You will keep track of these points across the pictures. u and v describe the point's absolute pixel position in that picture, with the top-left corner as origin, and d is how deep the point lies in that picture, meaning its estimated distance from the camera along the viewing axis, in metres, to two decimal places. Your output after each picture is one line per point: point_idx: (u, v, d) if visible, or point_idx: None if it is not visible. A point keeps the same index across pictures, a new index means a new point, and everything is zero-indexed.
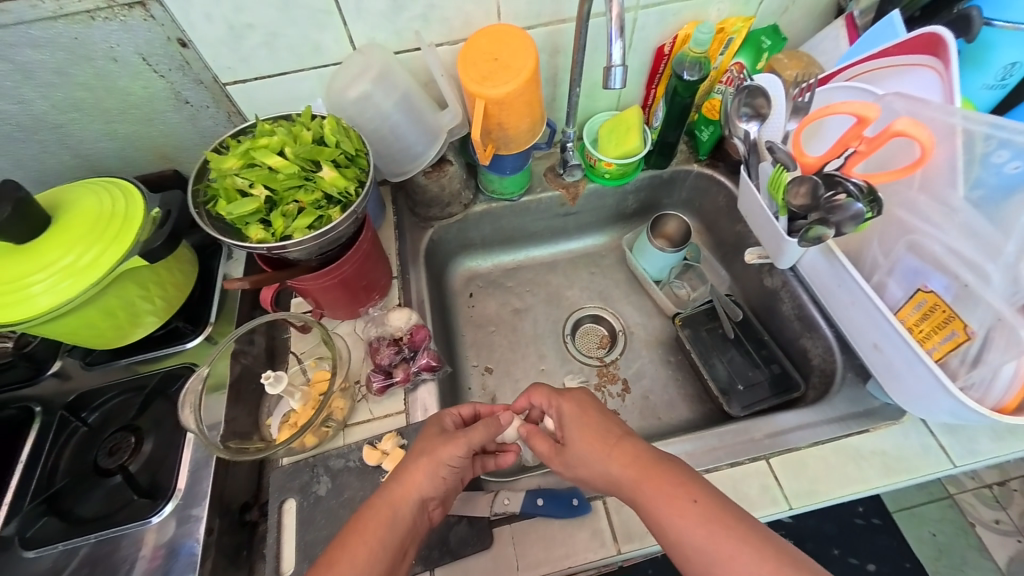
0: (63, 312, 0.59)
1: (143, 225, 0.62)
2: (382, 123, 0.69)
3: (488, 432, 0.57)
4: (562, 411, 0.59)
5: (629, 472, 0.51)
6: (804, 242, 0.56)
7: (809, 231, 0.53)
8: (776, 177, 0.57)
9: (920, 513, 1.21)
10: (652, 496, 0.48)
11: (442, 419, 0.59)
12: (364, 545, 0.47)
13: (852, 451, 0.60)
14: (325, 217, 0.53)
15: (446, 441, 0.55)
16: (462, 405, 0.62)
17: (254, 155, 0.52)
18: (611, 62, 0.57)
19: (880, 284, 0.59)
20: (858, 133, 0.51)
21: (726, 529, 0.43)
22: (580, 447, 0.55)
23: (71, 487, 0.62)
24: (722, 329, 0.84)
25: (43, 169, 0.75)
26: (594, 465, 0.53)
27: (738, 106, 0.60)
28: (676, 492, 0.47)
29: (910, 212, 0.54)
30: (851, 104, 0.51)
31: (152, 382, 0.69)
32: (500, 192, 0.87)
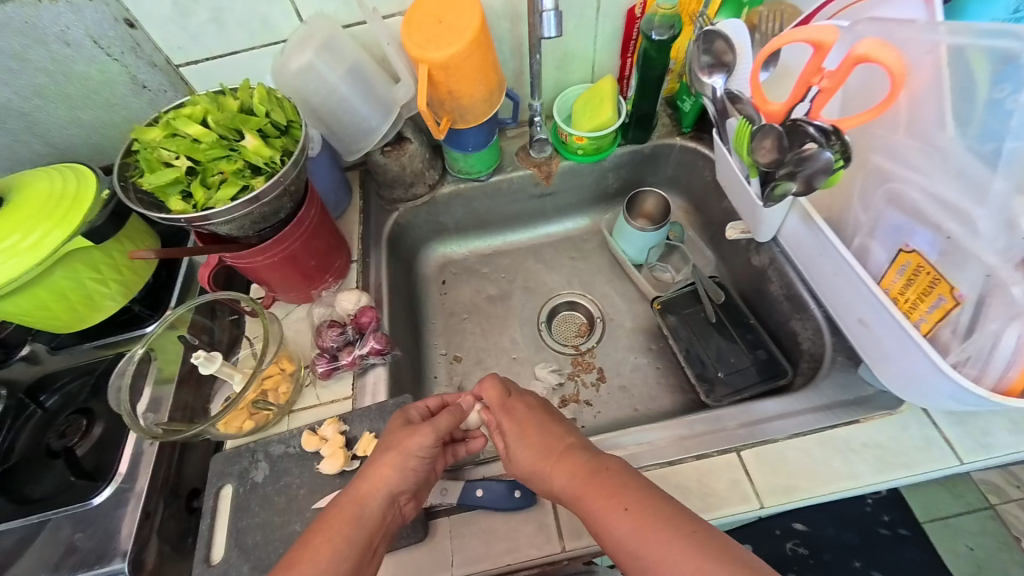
0: (10, 290, 0.58)
1: (92, 207, 0.62)
2: (330, 96, 0.66)
3: (455, 419, 0.54)
4: (503, 424, 0.55)
5: (569, 484, 0.46)
6: (769, 201, 0.50)
7: (776, 187, 0.48)
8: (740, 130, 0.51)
9: (954, 524, 1.08)
10: (590, 507, 0.44)
11: (407, 411, 0.56)
12: (326, 539, 0.44)
13: (839, 443, 0.53)
14: (250, 187, 0.51)
15: (413, 432, 0.51)
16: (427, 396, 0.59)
17: (175, 125, 0.51)
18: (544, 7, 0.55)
19: (862, 248, 0.53)
20: (819, 66, 0.43)
21: (665, 534, 0.39)
22: (522, 459, 0.51)
23: (23, 468, 0.62)
24: (703, 312, 0.77)
25: (18, 160, 0.76)
26: (538, 478, 0.49)
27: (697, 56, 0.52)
28: (612, 498, 0.43)
29: (888, 157, 0.48)
30: (807, 31, 0.43)
31: (102, 366, 0.70)
32: (467, 171, 0.83)
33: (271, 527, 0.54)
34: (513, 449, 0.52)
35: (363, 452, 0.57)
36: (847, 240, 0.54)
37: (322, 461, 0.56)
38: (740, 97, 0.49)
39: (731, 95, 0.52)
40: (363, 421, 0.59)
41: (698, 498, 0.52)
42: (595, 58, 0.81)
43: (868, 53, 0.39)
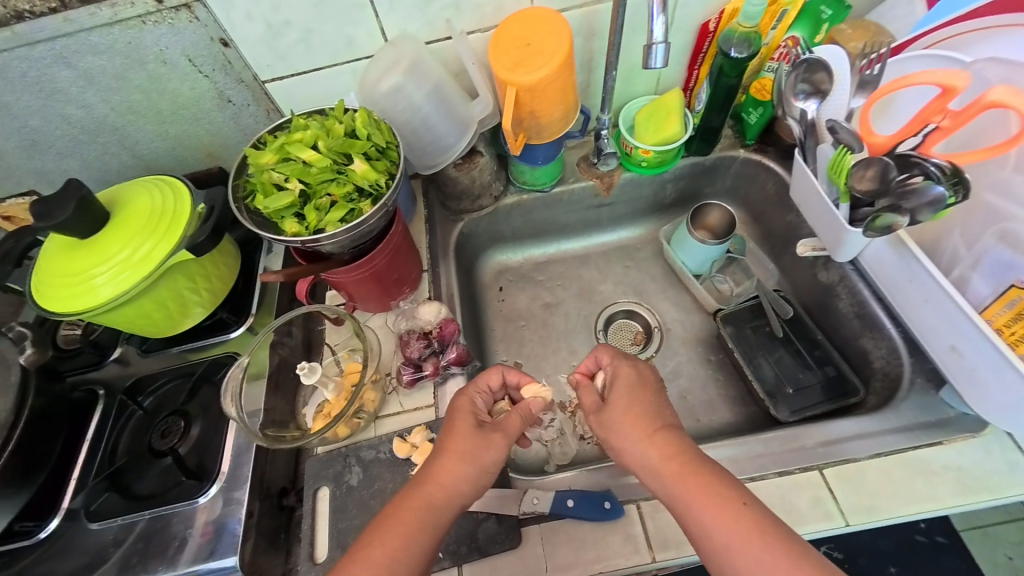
0: (122, 302, 0.62)
1: (189, 222, 0.65)
2: (414, 115, 0.68)
3: (523, 422, 0.56)
4: (617, 374, 0.56)
5: (668, 467, 0.48)
6: (869, 232, 0.52)
7: (876, 218, 0.50)
8: (836, 160, 0.53)
9: (993, 532, 1.09)
10: (690, 498, 0.46)
11: (473, 399, 0.57)
12: (396, 538, 0.46)
13: (919, 465, 0.54)
14: (357, 211, 0.53)
15: (488, 443, 0.52)
16: (489, 375, 0.59)
17: (288, 150, 0.53)
18: (653, 39, 0.56)
19: (961, 278, 0.56)
20: (941, 106, 0.48)
21: (771, 545, 0.42)
22: (616, 420, 0.53)
23: (129, 466, 0.66)
24: (769, 327, 0.77)
25: (108, 169, 0.80)
26: (630, 446, 0.51)
27: (794, 83, 0.55)
28: (725, 499, 0.45)
29: (1002, 196, 0.53)
30: (932, 73, 0.47)
31: (200, 369, 0.72)
32: (531, 183, 0.84)
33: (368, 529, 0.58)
34: (611, 401, 0.54)
35: None
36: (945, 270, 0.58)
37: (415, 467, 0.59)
38: (839, 127, 0.52)
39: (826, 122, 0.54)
40: None
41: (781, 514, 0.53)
42: (661, 72, 0.82)
43: (999, 101, 0.43)
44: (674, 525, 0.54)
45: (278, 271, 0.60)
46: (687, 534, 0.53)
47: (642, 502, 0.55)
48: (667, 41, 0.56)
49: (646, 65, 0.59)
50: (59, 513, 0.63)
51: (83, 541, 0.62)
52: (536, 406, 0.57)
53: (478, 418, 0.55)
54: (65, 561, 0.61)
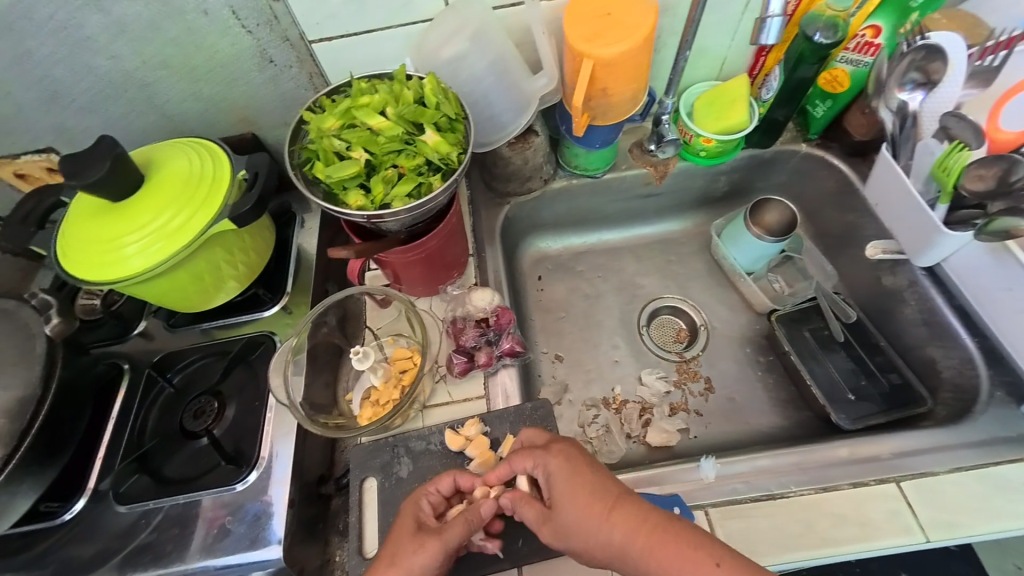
0: (156, 273, 0.58)
1: (230, 190, 0.60)
2: (474, 87, 0.64)
3: (468, 526, 0.49)
4: (550, 470, 0.50)
5: (637, 541, 0.44)
6: (980, 236, 0.53)
7: (991, 222, 0.51)
8: (948, 159, 0.53)
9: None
10: (666, 572, 0.42)
11: (420, 501, 0.51)
12: None
13: (1000, 481, 0.53)
14: (425, 185, 0.49)
15: (417, 554, 0.47)
16: (440, 477, 0.53)
17: (355, 114, 0.49)
18: (770, 12, 0.61)
19: None
20: None
21: None
22: (572, 513, 0.47)
23: (160, 448, 0.62)
24: (828, 330, 0.74)
25: (131, 129, 0.74)
26: (593, 536, 0.45)
27: (904, 71, 0.56)
28: (697, 561, 0.41)
29: None
30: None
31: (235, 348, 0.68)
32: (583, 168, 0.80)
33: None
34: (556, 497, 0.48)
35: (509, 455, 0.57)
36: None
37: (470, 462, 0.56)
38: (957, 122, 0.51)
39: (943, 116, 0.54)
40: (502, 423, 0.59)
41: (857, 526, 0.51)
42: (726, 56, 0.77)
43: None
44: (744, 533, 0.52)
45: (346, 247, 0.55)
46: (758, 545, 0.50)
47: (710, 509, 0.53)
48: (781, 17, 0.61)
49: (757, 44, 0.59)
50: (85, 493, 0.59)
51: (111, 525, 0.58)
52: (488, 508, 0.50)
53: (420, 519, 0.50)
54: (90, 544, 0.57)
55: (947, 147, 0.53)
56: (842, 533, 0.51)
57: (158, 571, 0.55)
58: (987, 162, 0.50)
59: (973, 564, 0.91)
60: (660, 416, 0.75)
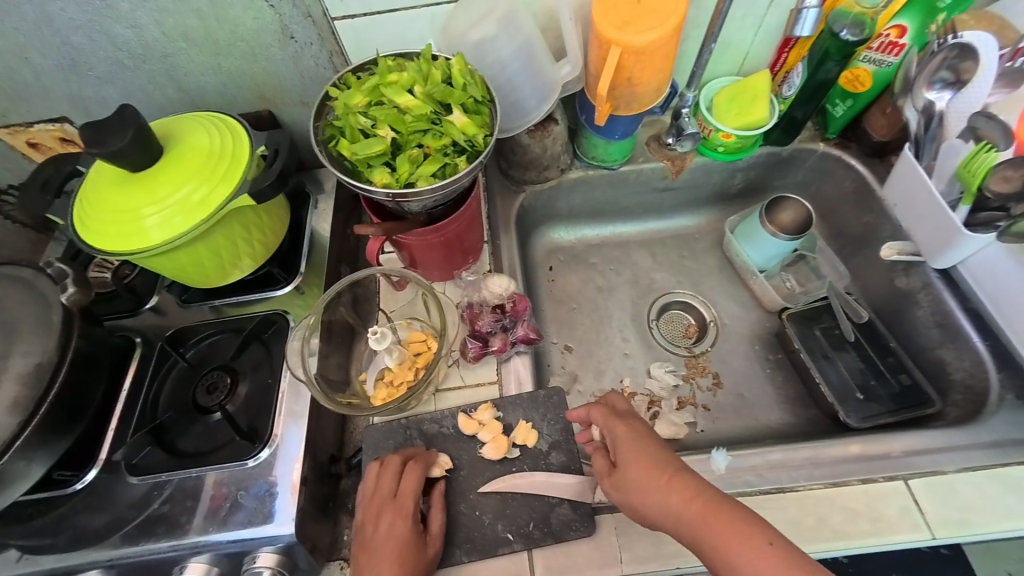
0: (175, 246, 0.58)
1: (249, 166, 0.60)
2: (499, 72, 0.63)
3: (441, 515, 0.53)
4: (619, 432, 0.53)
5: (691, 508, 0.44)
6: (1007, 238, 0.53)
7: (1016, 224, 0.51)
8: (981, 160, 0.53)
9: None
10: (718, 542, 0.41)
11: (405, 509, 0.51)
12: None
13: (1012, 482, 0.53)
14: (450, 167, 0.49)
15: (427, 560, 0.50)
16: (413, 478, 0.53)
17: (383, 92, 0.48)
18: (806, 3, 0.64)
19: None
20: None
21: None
22: (634, 473, 0.49)
23: (173, 422, 0.63)
24: (839, 330, 0.74)
25: (149, 101, 0.73)
26: (647, 497, 0.47)
27: (935, 68, 0.57)
28: (750, 532, 0.41)
29: None
30: None
31: (249, 326, 0.68)
32: (601, 159, 0.80)
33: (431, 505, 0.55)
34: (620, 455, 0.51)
35: (523, 441, 0.57)
36: None
37: (483, 446, 0.57)
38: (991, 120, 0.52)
39: (975, 116, 0.54)
40: (516, 409, 0.59)
41: (868, 521, 0.52)
42: (749, 50, 0.77)
43: None
44: None
45: (373, 225, 0.56)
46: None
47: (721, 500, 0.54)
48: (818, 7, 0.64)
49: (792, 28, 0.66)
50: (97, 464, 0.60)
51: (124, 495, 0.59)
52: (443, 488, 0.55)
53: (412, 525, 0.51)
54: (102, 514, 0.58)
55: (974, 147, 0.54)
56: (852, 527, 0.51)
57: (171, 542, 0.56)
58: (1015, 164, 0.50)
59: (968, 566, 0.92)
60: (669, 409, 0.76)
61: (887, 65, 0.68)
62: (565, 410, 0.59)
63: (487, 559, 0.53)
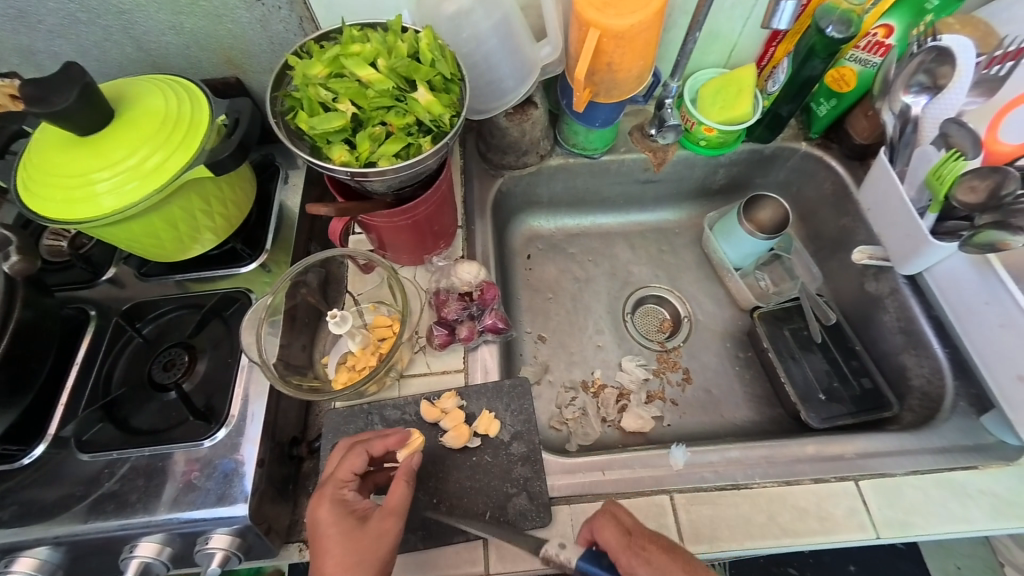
0: (126, 217, 0.55)
1: (208, 134, 0.57)
2: (476, 49, 0.60)
3: (407, 488, 0.50)
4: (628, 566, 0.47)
5: None
6: (966, 247, 0.52)
7: (977, 235, 0.50)
8: (947, 168, 0.52)
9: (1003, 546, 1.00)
10: None
11: (337, 487, 0.49)
12: None
13: (956, 486, 0.55)
14: (414, 147, 0.47)
15: (370, 537, 0.46)
16: (348, 459, 0.50)
17: (344, 63, 0.46)
18: None
19: None
20: None
21: None
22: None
23: (127, 397, 0.61)
24: (808, 331, 0.75)
25: (107, 61, 0.69)
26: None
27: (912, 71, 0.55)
28: None
29: None
30: None
31: (210, 302, 0.66)
32: (582, 147, 0.78)
33: None
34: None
35: (484, 430, 0.57)
36: None
37: (444, 434, 0.56)
38: (959, 128, 0.52)
39: (943, 122, 0.54)
40: (480, 398, 0.59)
41: (816, 520, 0.53)
42: (737, 42, 0.75)
43: None
44: (708, 520, 0.53)
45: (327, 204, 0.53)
46: (721, 531, 0.52)
47: (675, 494, 0.54)
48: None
49: (767, 21, 0.60)
50: (45, 439, 0.58)
51: (73, 471, 0.57)
52: (414, 461, 0.52)
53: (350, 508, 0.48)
54: (51, 489, 0.56)
55: (944, 155, 0.53)
56: (801, 526, 0.52)
57: (121, 521, 0.54)
58: (986, 173, 0.50)
59: (918, 563, 0.96)
60: (637, 403, 0.76)
61: (872, 65, 0.67)
62: (527, 401, 0.59)
63: (443, 546, 0.53)
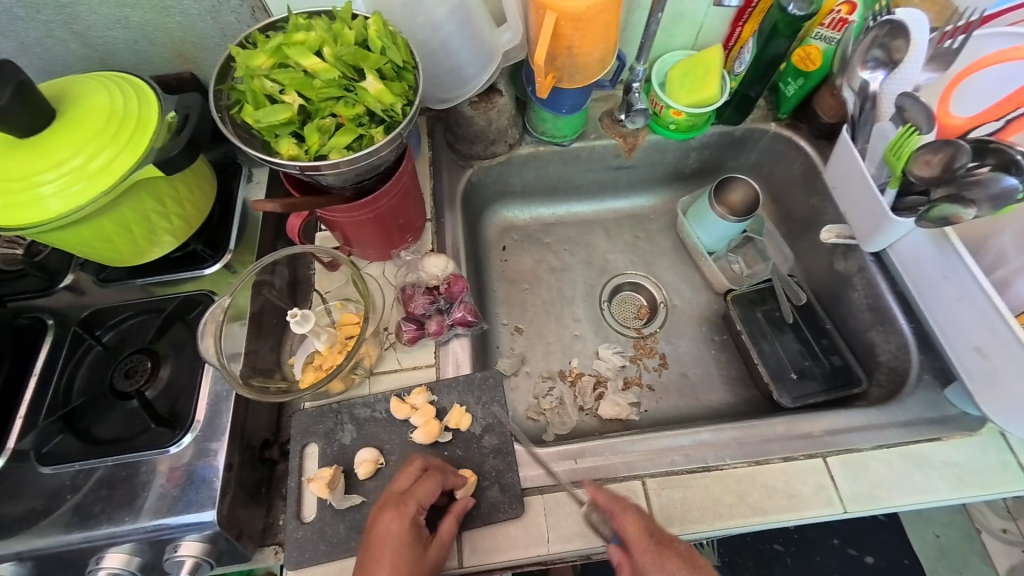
0: (74, 220, 0.53)
1: (158, 132, 0.55)
2: (433, 35, 0.58)
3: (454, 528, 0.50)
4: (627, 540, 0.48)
5: None
6: (923, 221, 0.53)
7: (932, 209, 0.51)
8: (903, 142, 0.52)
9: (975, 512, 1.04)
10: None
11: (410, 511, 0.47)
12: None
13: (921, 459, 0.56)
14: (367, 138, 0.46)
15: (424, 569, 0.46)
16: (427, 486, 0.49)
17: (287, 53, 0.44)
18: None
19: (1002, 281, 0.56)
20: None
21: None
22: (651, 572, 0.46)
23: (88, 407, 0.59)
24: (780, 312, 0.76)
25: (52, 58, 0.66)
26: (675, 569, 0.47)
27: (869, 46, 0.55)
28: None
29: None
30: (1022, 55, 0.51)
31: (171, 306, 0.65)
32: (551, 134, 0.77)
33: (363, 492, 0.54)
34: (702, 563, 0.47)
35: (455, 424, 0.56)
36: (987, 271, 0.57)
37: (414, 430, 0.55)
38: (914, 102, 0.52)
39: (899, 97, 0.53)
40: (451, 392, 0.58)
41: (786, 497, 0.54)
42: (703, 23, 0.74)
43: None
44: (680, 503, 0.53)
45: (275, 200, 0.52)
46: (692, 512, 0.53)
47: (647, 479, 0.55)
48: None
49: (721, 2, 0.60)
50: (5, 453, 0.56)
51: (35, 484, 0.55)
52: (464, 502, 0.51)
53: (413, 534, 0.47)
54: (12, 503, 0.55)
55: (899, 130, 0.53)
56: (770, 504, 0.53)
57: (85, 533, 0.53)
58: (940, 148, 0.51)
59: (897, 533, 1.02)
60: (614, 390, 0.76)
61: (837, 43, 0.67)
62: (499, 393, 0.58)
63: None
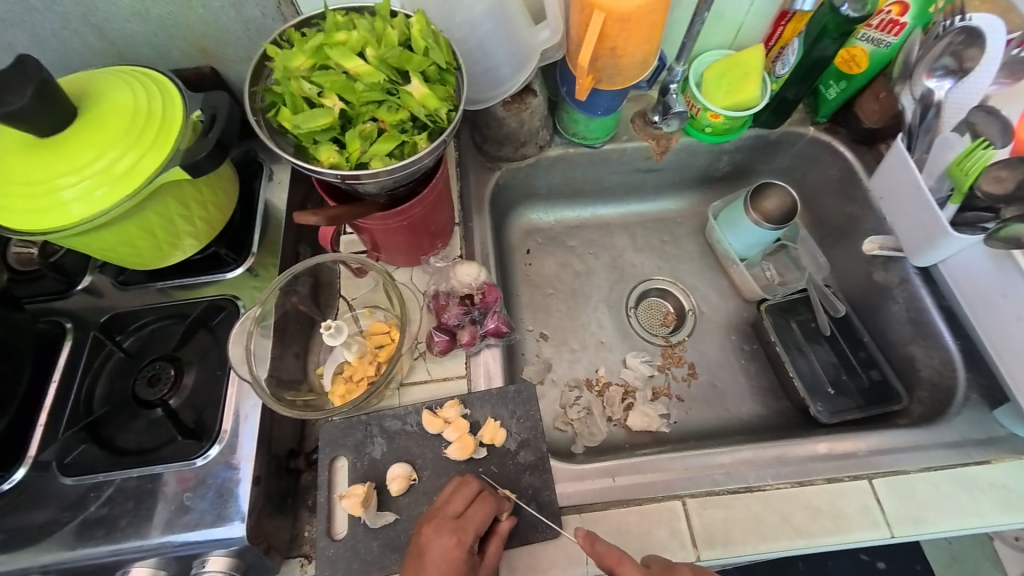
0: (97, 225, 0.51)
1: (183, 132, 0.53)
2: (470, 34, 0.56)
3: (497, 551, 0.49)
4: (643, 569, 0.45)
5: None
6: (991, 241, 0.53)
7: (1002, 229, 0.51)
8: (977, 156, 0.51)
9: None
10: None
11: (466, 537, 0.46)
12: None
13: (967, 481, 0.55)
14: (409, 145, 0.43)
15: None
16: (483, 511, 0.48)
17: (328, 54, 0.42)
18: None
19: None
20: None
21: None
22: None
23: (111, 416, 0.58)
24: (815, 323, 0.74)
25: (66, 51, 0.63)
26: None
27: (937, 53, 0.55)
28: None
29: None
30: None
31: (195, 312, 0.63)
32: (582, 136, 0.74)
33: (396, 508, 0.53)
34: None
35: (490, 440, 0.54)
36: None
37: (448, 444, 0.54)
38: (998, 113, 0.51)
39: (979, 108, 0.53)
40: (484, 405, 0.56)
41: (830, 519, 0.52)
42: (744, 21, 0.71)
43: None
44: (721, 523, 0.52)
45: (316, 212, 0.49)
46: (735, 534, 0.51)
47: (688, 499, 0.53)
48: None
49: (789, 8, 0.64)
50: (27, 462, 0.55)
51: (58, 494, 0.54)
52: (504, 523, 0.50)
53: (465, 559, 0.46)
54: (36, 514, 0.53)
55: (969, 145, 0.52)
56: (814, 526, 0.52)
57: (111, 547, 0.52)
58: None
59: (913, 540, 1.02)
60: (643, 400, 0.75)
61: (885, 45, 0.63)
62: (534, 407, 0.56)
63: None
